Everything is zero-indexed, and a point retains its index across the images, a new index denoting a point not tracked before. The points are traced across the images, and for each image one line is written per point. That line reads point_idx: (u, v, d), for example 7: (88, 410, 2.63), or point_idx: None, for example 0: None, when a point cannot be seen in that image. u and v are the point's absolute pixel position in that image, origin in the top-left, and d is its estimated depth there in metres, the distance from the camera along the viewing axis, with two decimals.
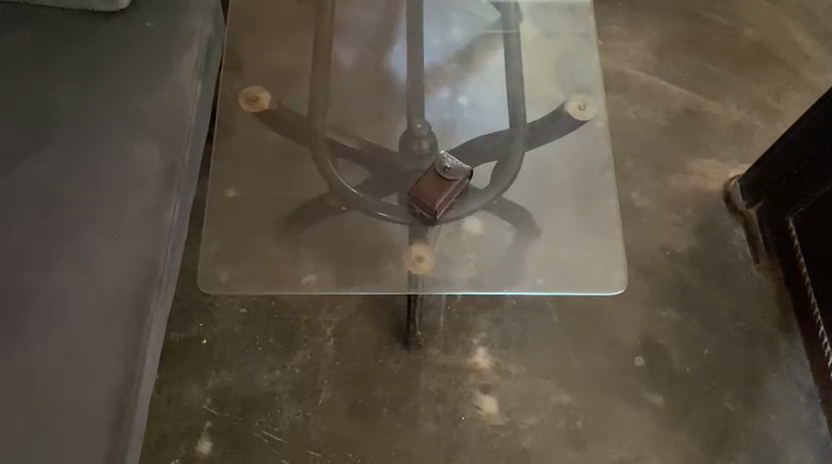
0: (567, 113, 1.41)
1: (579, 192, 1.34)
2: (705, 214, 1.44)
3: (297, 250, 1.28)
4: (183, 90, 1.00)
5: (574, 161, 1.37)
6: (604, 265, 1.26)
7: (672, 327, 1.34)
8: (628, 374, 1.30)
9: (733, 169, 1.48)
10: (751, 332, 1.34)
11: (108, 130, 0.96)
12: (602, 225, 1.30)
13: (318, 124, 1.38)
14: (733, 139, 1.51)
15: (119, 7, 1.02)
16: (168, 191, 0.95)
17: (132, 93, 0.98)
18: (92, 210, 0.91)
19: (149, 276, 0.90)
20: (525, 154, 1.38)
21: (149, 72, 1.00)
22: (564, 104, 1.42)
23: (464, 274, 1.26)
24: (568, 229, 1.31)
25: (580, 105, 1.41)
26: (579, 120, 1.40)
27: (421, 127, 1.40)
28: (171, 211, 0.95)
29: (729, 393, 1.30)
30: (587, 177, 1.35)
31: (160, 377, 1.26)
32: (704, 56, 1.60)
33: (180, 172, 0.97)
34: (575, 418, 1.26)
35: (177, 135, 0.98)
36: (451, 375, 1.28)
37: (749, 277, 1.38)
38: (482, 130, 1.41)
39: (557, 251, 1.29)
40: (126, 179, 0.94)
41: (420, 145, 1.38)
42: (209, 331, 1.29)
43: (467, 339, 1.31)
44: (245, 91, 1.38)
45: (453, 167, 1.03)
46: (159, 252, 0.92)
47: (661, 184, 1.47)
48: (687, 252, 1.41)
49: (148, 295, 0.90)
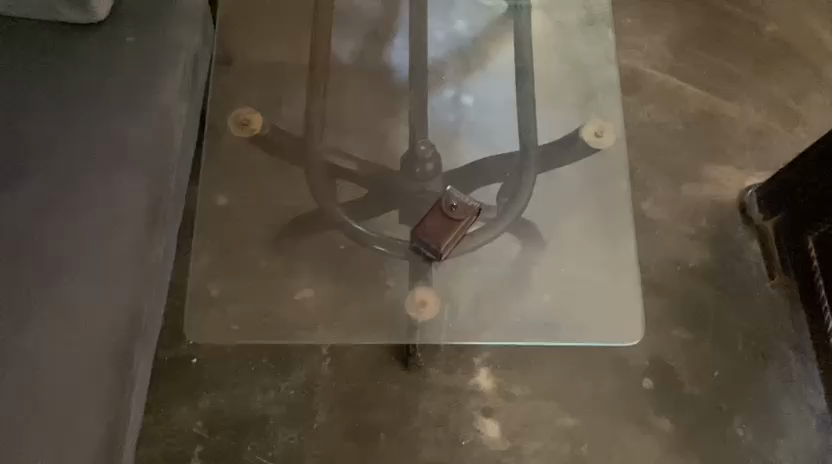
0: (582, 140, 1.32)
1: (593, 223, 1.30)
2: (719, 225, 1.38)
3: (290, 260, 1.29)
4: (173, 118, 0.94)
5: (590, 187, 1.32)
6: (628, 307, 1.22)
7: (682, 346, 1.29)
8: (636, 397, 1.26)
9: (750, 176, 1.42)
10: (763, 353, 1.30)
11: (93, 157, 0.87)
12: (619, 261, 1.26)
13: (315, 151, 1.30)
14: (751, 145, 1.44)
15: (98, 18, 0.92)
16: (154, 230, 0.90)
17: (118, 114, 0.90)
18: (77, 247, 0.84)
19: (133, 323, 0.86)
20: (537, 177, 1.34)
21: (137, 90, 0.91)
22: (580, 129, 1.33)
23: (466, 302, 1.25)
24: (576, 264, 1.28)
25: (596, 130, 1.32)
26: (593, 148, 1.31)
27: (425, 149, 1.26)
28: (155, 252, 0.91)
29: (739, 417, 1.25)
30: (602, 205, 1.31)
31: (150, 398, 1.21)
32: (723, 54, 1.51)
33: (165, 209, 0.92)
34: (581, 443, 1.22)
35: (164, 167, 0.92)
36: (452, 397, 1.24)
37: (763, 293, 1.33)
38: (491, 142, 1.37)
39: (561, 284, 1.27)
40: (115, 213, 0.87)
41: (425, 166, 1.26)
42: (200, 350, 1.24)
43: (469, 359, 1.26)
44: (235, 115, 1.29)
45: (459, 207, 1.00)
46: (143, 298, 0.88)
47: (675, 193, 1.40)
48: (701, 267, 1.35)
49: (132, 345, 0.86)
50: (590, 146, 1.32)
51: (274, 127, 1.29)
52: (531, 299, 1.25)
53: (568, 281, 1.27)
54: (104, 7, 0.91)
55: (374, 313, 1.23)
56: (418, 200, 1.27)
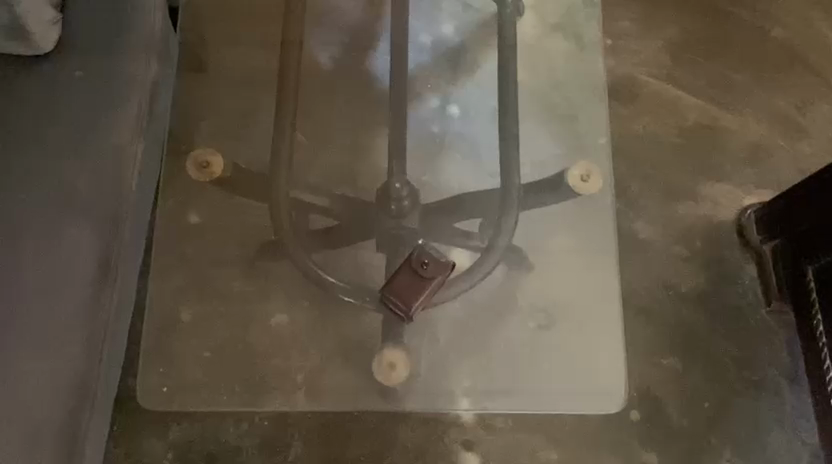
0: (571, 188, 1.28)
1: (581, 262, 1.28)
2: (715, 247, 1.32)
3: (266, 284, 1.22)
4: (122, 160, 0.87)
5: (579, 224, 1.30)
6: (605, 347, 1.24)
7: (671, 377, 1.24)
8: (622, 429, 1.21)
9: (748, 194, 1.35)
10: (756, 384, 1.25)
11: (35, 211, 0.82)
12: (605, 294, 1.27)
13: (281, 198, 1.08)
14: (751, 160, 1.36)
15: (42, 51, 0.86)
16: (101, 287, 0.84)
17: (61, 163, 0.84)
18: (15, 312, 0.79)
19: (80, 394, 0.81)
20: (521, 213, 1.29)
21: (83, 134, 0.86)
22: (566, 173, 1.28)
23: (448, 340, 1.23)
24: (565, 304, 1.26)
25: (582, 175, 1.28)
26: (577, 192, 1.29)
27: (400, 187, 1.04)
28: (104, 311, 0.84)
29: (728, 450, 1.21)
30: (590, 242, 1.29)
31: (117, 429, 1.16)
32: (724, 60, 1.42)
33: (116, 260, 0.86)
34: None
35: (114, 216, 0.86)
36: (431, 429, 1.19)
37: (757, 320, 1.28)
38: (477, 160, 1.28)
39: (550, 326, 1.25)
40: (59, 272, 0.82)
41: (402, 204, 1.05)
42: (170, 377, 1.18)
43: (450, 389, 1.20)
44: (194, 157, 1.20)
45: (431, 264, 1.01)
46: (93, 364, 0.82)
47: (670, 211, 1.32)
48: (695, 292, 1.29)
49: (83, 414, 0.81)
50: (581, 191, 1.28)
51: (233, 166, 1.20)
52: (514, 319, 1.24)
53: (554, 307, 1.26)
54: (48, 39, 0.85)
55: (349, 337, 1.21)
56: (391, 238, 1.11)
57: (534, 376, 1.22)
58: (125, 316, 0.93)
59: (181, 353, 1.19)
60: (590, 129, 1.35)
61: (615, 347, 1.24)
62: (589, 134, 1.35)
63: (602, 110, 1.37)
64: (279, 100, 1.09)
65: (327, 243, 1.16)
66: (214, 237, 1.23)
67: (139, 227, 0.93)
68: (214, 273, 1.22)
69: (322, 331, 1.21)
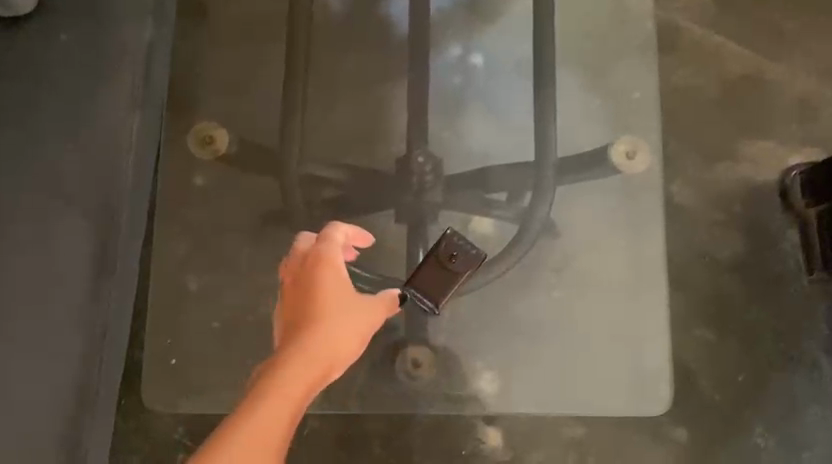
0: (612, 163, 1.21)
1: (619, 238, 1.19)
2: (754, 213, 1.23)
3: (277, 251, 1.13)
4: (118, 140, 0.80)
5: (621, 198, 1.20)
6: (645, 331, 1.17)
7: (703, 350, 1.18)
8: (653, 404, 1.16)
9: (794, 152, 1.25)
10: (793, 357, 1.18)
11: (19, 205, 0.75)
12: (647, 276, 1.19)
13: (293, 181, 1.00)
14: (798, 116, 1.26)
15: (21, 13, 0.78)
16: (100, 283, 0.77)
17: (50, 147, 0.77)
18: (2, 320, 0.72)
19: (80, 397, 0.75)
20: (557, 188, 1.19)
21: (72, 115, 0.78)
22: (608, 149, 1.21)
23: (475, 321, 1.17)
24: (600, 283, 1.18)
25: (628, 150, 1.21)
26: (623, 171, 1.21)
27: (423, 161, 1.01)
28: (103, 309, 0.77)
29: (761, 426, 1.16)
30: (634, 219, 1.20)
31: (126, 403, 1.10)
32: (774, 2, 1.29)
33: (114, 252, 0.78)
34: (586, 455, 1.14)
35: (108, 205, 0.78)
36: (454, 407, 1.14)
37: (796, 291, 1.20)
38: (497, 117, 1.15)
39: (581, 304, 1.18)
40: (51, 271, 0.75)
41: (424, 177, 1.02)
42: (179, 350, 1.11)
43: (471, 366, 1.15)
44: (197, 130, 1.15)
45: (461, 257, 0.92)
46: (94, 367, 0.76)
47: (707, 174, 1.23)
48: (732, 261, 1.21)
49: (85, 421, 0.75)
50: (620, 170, 1.21)
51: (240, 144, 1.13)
52: (544, 296, 1.17)
53: (586, 283, 1.18)
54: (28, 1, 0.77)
55: None
56: (413, 212, 1.06)
57: (559, 360, 1.16)
58: None
59: (189, 324, 1.12)
60: (628, 84, 1.25)
61: (655, 333, 1.17)
62: (620, 90, 1.24)
63: (637, 60, 1.25)
64: (287, 70, 1.01)
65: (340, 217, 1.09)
66: (222, 199, 1.14)
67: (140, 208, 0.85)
68: (219, 239, 1.14)
69: None
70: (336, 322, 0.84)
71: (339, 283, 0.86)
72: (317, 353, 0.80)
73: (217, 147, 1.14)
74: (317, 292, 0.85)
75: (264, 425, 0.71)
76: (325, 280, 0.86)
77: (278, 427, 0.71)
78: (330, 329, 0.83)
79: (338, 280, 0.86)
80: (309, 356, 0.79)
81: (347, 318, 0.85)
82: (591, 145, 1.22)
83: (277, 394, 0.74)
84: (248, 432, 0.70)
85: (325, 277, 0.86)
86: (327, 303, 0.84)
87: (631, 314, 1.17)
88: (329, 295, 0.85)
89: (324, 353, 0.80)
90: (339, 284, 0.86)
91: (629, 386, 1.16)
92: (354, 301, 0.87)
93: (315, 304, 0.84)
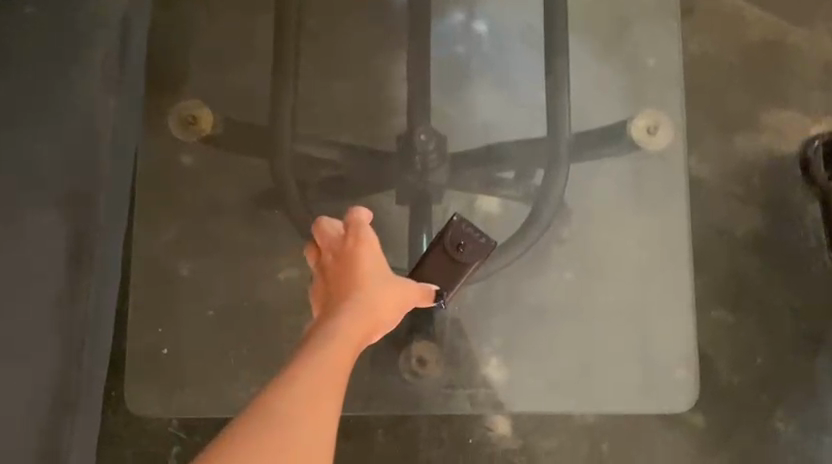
0: (629, 138, 1.05)
1: (640, 211, 1.05)
2: (773, 186, 1.16)
3: (272, 234, 1.06)
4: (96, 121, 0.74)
5: (642, 166, 1.06)
6: (669, 317, 1.04)
7: (719, 331, 1.13)
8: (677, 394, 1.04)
9: (817, 122, 1.18)
10: (815, 337, 1.13)
11: None
12: (673, 256, 1.04)
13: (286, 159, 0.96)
14: (821, 83, 1.19)
15: None
16: (80, 277, 0.72)
17: (18, 130, 0.71)
18: None
19: (60, 402, 0.70)
20: (572, 164, 1.05)
21: (44, 94, 0.72)
22: (627, 127, 1.05)
23: (479, 310, 1.04)
24: (617, 263, 1.04)
25: (649, 126, 1.05)
26: (642, 146, 1.05)
27: (425, 139, 0.98)
28: (83, 306, 0.71)
29: (780, 410, 1.11)
30: (655, 191, 1.05)
31: (117, 394, 1.06)
32: None
33: (93, 244, 0.73)
34: (600, 442, 1.09)
35: (88, 192, 0.73)
36: (465, 407, 1.03)
37: (819, 267, 1.14)
38: (507, 89, 1.08)
39: (594, 287, 1.04)
40: (24, 265, 0.69)
41: (427, 156, 0.99)
42: (171, 339, 1.04)
43: (477, 351, 1.04)
44: (181, 110, 1.05)
45: (469, 245, 0.86)
46: (73, 368, 0.70)
47: (725, 145, 1.17)
48: (751, 237, 1.15)
49: (65, 426, 0.69)
50: (639, 143, 1.05)
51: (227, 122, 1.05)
52: (555, 281, 1.04)
53: (601, 262, 1.04)
54: None
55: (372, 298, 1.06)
56: (420, 195, 1.01)
57: (575, 352, 1.04)
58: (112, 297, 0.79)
59: (181, 311, 1.05)
60: (647, 44, 1.09)
61: (680, 320, 1.04)
62: (635, 56, 1.09)
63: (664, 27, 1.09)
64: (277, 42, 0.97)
65: (340, 198, 1.02)
66: (212, 179, 1.06)
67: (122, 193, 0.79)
68: (210, 222, 1.06)
69: None
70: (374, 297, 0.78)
71: (373, 264, 0.82)
72: (358, 323, 0.74)
73: (202, 128, 1.05)
74: (353, 272, 0.80)
75: (320, 378, 0.64)
76: (362, 258, 0.81)
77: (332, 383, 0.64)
78: (370, 304, 0.77)
79: (374, 260, 0.82)
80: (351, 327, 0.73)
81: (387, 294, 0.80)
82: (601, 123, 1.07)
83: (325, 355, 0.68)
84: (305, 385, 0.63)
85: (360, 256, 0.81)
86: (364, 282, 0.79)
87: (652, 299, 1.04)
88: (368, 271, 0.80)
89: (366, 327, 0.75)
90: (374, 265, 0.81)
91: (654, 380, 1.03)
92: (390, 281, 0.81)
93: (352, 284, 0.79)
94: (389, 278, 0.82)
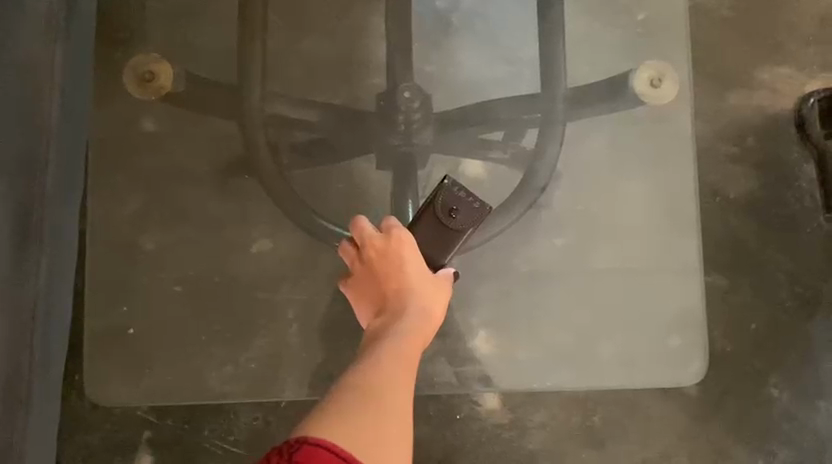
0: (633, 92, 0.99)
1: (637, 173, 0.99)
2: (768, 146, 1.12)
3: (244, 204, 0.99)
4: (38, 82, 0.68)
5: (639, 125, 1.00)
6: (674, 286, 0.99)
7: (714, 296, 1.09)
8: (672, 366, 0.99)
9: (812, 78, 1.13)
10: (810, 301, 1.09)
11: None
12: (675, 222, 0.99)
13: (256, 121, 0.91)
14: (816, 37, 1.14)
15: None
16: (27, 252, 0.66)
17: None
18: None
19: (11, 392, 0.65)
20: (567, 125, 0.99)
21: None
22: (631, 77, 0.99)
23: (471, 282, 0.99)
24: (614, 228, 0.99)
25: (653, 78, 0.99)
26: (647, 102, 0.99)
27: (410, 97, 0.91)
28: (29, 286, 0.66)
29: (776, 376, 1.07)
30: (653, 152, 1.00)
31: (80, 378, 1.01)
32: None
33: (41, 214, 0.68)
34: (593, 413, 1.06)
35: (29, 159, 0.67)
36: (460, 388, 0.98)
37: (814, 229, 1.10)
38: (491, 41, 1.01)
39: (590, 254, 0.98)
40: None
41: (411, 115, 0.93)
42: (138, 319, 0.97)
43: (465, 321, 0.99)
44: (135, 66, 0.97)
45: (462, 210, 0.80)
46: (22, 356, 0.66)
47: (718, 103, 1.12)
48: (746, 199, 1.11)
49: (14, 418, 0.65)
50: (646, 100, 0.99)
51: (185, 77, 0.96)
52: (547, 250, 0.99)
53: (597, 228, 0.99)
54: None
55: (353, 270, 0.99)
56: (402, 158, 0.95)
57: (573, 322, 0.98)
58: (66, 276, 0.73)
59: (145, 287, 0.97)
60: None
61: (686, 289, 0.99)
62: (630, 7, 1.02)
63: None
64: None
65: (316, 164, 0.97)
66: (176, 146, 0.98)
67: (67, 160, 0.72)
68: (177, 189, 0.98)
69: (313, 258, 0.99)
70: (427, 298, 0.75)
71: (418, 263, 0.78)
72: (419, 325, 0.71)
73: (158, 84, 0.97)
74: (399, 272, 0.76)
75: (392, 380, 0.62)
76: (406, 259, 0.77)
77: (403, 380, 0.63)
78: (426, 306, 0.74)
79: (419, 259, 0.78)
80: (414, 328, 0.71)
81: (438, 296, 0.76)
82: (587, 81, 1.00)
83: (392, 356, 0.66)
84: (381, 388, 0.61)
85: (405, 256, 0.77)
86: (412, 282, 0.76)
87: (649, 263, 0.98)
88: (414, 273, 0.76)
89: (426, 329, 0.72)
90: (419, 266, 0.77)
91: (656, 351, 0.99)
92: (438, 280, 0.77)
93: (401, 284, 0.76)
94: (438, 281, 0.77)
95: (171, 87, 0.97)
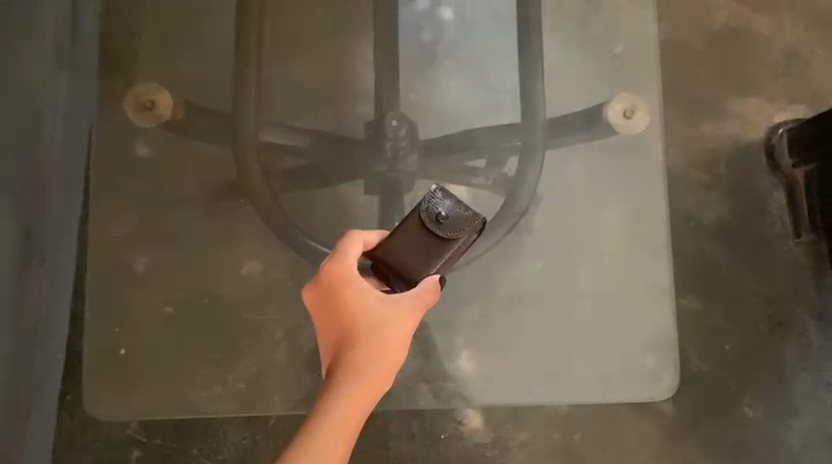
0: (609, 124, 1.03)
1: (613, 195, 1.03)
2: (739, 174, 1.16)
3: (233, 227, 1.02)
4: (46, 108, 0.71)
5: (614, 152, 1.04)
6: (648, 307, 1.02)
7: (689, 318, 1.13)
8: (654, 390, 1.02)
9: (780, 109, 1.18)
10: (780, 322, 1.13)
11: None
12: (646, 243, 1.02)
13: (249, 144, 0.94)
14: (784, 70, 1.19)
15: None
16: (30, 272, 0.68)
17: None
18: None
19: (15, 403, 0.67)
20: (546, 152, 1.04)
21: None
22: (606, 109, 1.03)
23: (463, 309, 1.02)
24: (592, 249, 1.02)
25: (627, 109, 1.03)
26: (622, 133, 1.03)
27: (397, 125, 0.96)
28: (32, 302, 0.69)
29: (749, 396, 1.11)
30: (628, 177, 1.04)
31: (71, 397, 1.04)
32: None
33: (42, 235, 0.70)
34: (573, 431, 1.09)
35: (34, 181, 0.69)
36: (443, 406, 1.01)
37: (785, 255, 1.15)
38: (476, 70, 1.06)
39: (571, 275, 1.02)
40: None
41: (397, 142, 0.97)
42: (128, 338, 0.99)
43: (449, 341, 1.02)
44: (137, 94, 1.01)
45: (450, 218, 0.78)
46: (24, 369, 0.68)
47: (692, 131, 1.17)
48: (719, 224, 1.15)
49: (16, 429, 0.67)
50: (619, 131, 1.03)
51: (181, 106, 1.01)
52: (528, 271, 1.02)
53: (573, 249, 1.03)
54: None
55: None
56: (389, 183, 1.00)
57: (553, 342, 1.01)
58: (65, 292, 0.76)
59: (135, 308, 0.99)
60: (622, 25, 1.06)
61: (659, 311, 1.02)
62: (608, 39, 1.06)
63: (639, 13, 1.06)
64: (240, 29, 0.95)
65: (303, 188, 1.01)
66: (167, 170, 1.01)
67: (68, 183, 0.76)
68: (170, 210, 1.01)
69: (302, 278, 1.02)
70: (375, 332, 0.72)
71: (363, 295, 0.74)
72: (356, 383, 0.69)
73: (160, 111, 1.00)
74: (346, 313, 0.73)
75: None
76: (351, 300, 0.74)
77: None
78: (375, 339, 0.72)
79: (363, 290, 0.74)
80: (355, 369, 0.70)
81: (393, 317, 0.73)
82: (567, 112, 1.04)
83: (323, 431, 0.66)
84: None
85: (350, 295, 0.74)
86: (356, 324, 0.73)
87: (626, 284, 1.02)
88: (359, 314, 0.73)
89: (369, 369, 0.71)
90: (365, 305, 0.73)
91: (634, 369, 1.02)
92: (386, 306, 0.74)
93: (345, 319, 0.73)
94: (387, 302, 0.74)
95: (174, 114, 1.01)
